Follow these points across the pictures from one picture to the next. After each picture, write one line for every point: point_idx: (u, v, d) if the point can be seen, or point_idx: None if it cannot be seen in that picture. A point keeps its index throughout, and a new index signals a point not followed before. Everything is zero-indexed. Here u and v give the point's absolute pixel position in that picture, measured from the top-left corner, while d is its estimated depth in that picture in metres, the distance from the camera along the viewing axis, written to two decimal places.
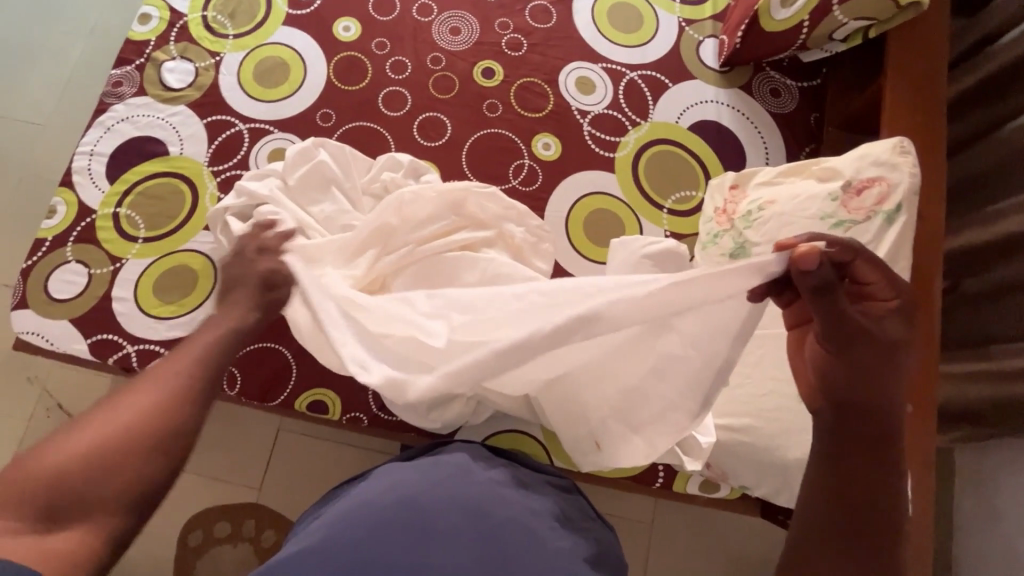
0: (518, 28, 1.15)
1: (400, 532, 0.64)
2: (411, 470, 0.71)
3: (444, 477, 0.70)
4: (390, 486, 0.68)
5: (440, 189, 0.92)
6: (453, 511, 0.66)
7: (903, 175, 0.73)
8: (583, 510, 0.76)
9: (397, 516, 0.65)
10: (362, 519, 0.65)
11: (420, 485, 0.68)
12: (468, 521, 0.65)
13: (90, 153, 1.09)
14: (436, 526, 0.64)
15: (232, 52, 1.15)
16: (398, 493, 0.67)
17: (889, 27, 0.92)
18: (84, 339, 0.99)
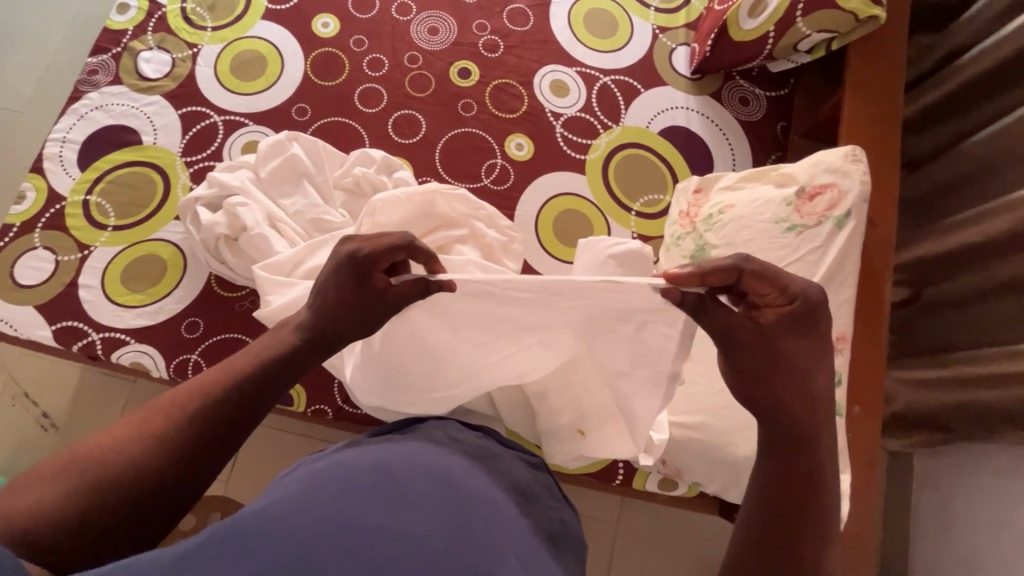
0: (495, 30, 1.17)
1: (368, 489, 0.52)
2: (377, 444, 0.61)
3: (412, 450, 0.60)
4: (350, 457, 0.58)
5: (410, 193, 0.90)
6: (423, 476, 0.56)
7: (853, 183, 0.76)
8: (549, 495, 0.66)
9: (360, 481, 0.53)
10: (317, 486, 0.53)
11: (391, 454, 0.58)
12: (437, 486, 0.55)
13: (62, 140, 1.09)
14: (403, 491, 0.53)
15: (210, 44, 1.16)
16: (364, 461, 0.56)
17: (849, 40, 0.95)
18: (48, 325, 0.98)
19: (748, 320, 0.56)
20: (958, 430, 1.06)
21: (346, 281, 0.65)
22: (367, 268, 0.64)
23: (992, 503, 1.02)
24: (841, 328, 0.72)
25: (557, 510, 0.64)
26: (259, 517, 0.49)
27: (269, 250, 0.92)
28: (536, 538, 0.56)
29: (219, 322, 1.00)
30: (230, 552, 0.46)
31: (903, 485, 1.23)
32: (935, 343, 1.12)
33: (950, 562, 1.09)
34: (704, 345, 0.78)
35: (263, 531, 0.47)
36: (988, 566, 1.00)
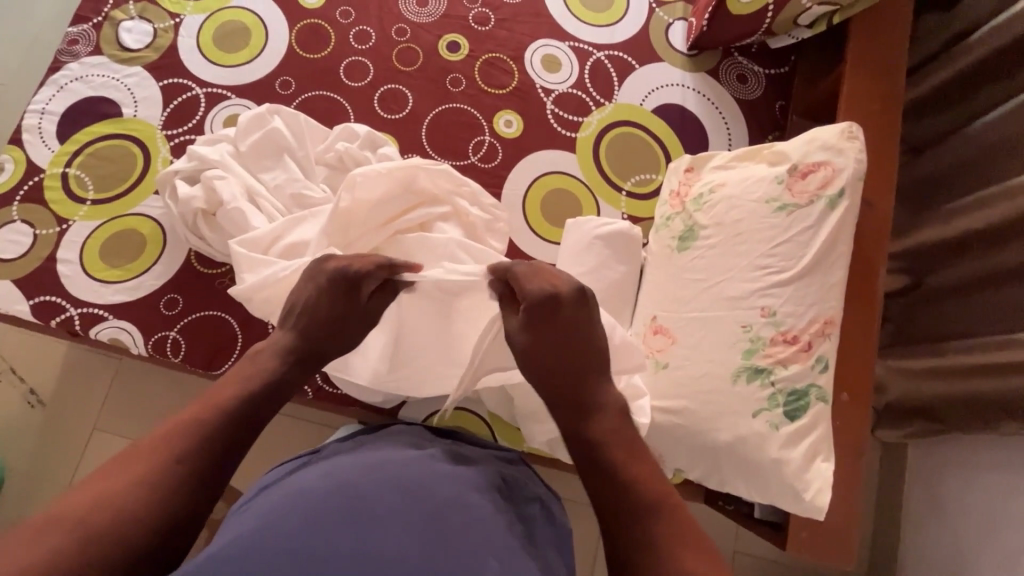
0: (486, 3, 1.13)
1: (330, 519, 0.49)
2: (338, 460, 0.58)
3: (374, 461, 0.56)
4: (309, 479, 0.55)
5: (389, 168, 0.87)
6: (386, 491, 0.52)
7: (848, 161, 0.72)
8: (530, 480, 0.64)
9: (322, 508, 0.50)
10: (277, 518, 0.50)
11: (350, 471, 0.55)
12: (402, 499, 0.52)
13: (42, 111, 1.07)
14: (369, 513, 0.50)
15: (192, 14, 1.12)
16: (325, 484, 0.53)
17: (851, 13, 0.90)
18: (26, 300, 0.97)
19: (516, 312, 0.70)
20: (952, 422, 1.03)
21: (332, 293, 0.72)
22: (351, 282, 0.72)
23: (984, 496, 1.00)
24: (829, 311, 0.69)
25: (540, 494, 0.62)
26: (220, 566, 0.46)
27: (247, 225, 0.90)
28: (516, 538, 0.53)
29: (198, 299, 0.98)
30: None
31: (895, 477, 1.21)
32: (933, 332, 1.09)
33: (940, 554, 1.07)
34: (688, 329, 0.76)
35: None
36: (978, 560, 0.98)
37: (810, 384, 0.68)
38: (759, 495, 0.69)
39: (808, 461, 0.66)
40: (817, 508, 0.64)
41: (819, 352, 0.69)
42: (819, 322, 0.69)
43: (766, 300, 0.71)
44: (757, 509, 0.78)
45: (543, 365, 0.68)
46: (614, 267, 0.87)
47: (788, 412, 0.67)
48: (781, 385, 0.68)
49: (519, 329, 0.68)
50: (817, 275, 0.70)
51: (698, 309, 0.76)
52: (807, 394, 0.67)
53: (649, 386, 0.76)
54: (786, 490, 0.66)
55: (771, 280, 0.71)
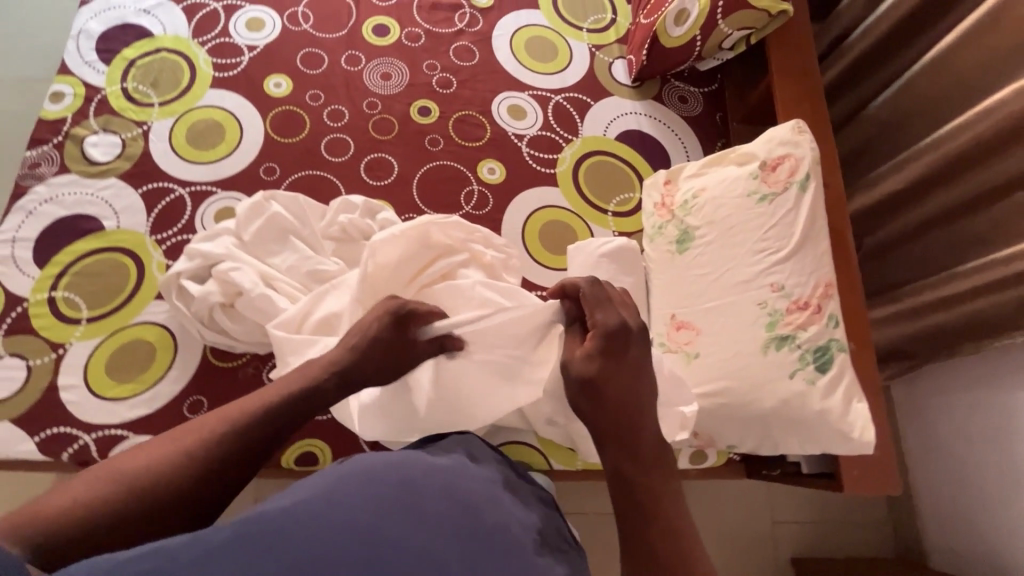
0: (445, 68, 1.23)
1: (384, 515, 0.52)
2: (410, 453, 0.61)
3: (438, 463, 0.60)
4: (379, 464, 0.57)
5: (405, 228, 0.91)
6: (440, 503, 0.55)
7: (805, 151, 0.86)
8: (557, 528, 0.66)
9: (384, 500, 0.53)
10: (344, 495, 0.53)
11: (415, 467, 0.58)
12: (452, 515, 0.55)
13: (12, 239, 1.02)
14: (422, 517, 0.53)
15: (160, 119, 1.13)
16: (391, 474, 0.56)
17: (766, 33, 1.09)
18: (33, 437, 0.91)
19: (578, 344, 0.68)
20: (923, 355, 1.18)
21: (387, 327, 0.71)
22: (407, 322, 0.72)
23: (965, 411, 1.15)
24: (826, 275, 0.81)
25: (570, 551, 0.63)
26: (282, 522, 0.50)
27: (274, 310, 0.91)
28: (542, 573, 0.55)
29: (224, 395, 0.96)
30: (250, 556, 0.47)
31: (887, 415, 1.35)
32: (887, 282, 1.26)
33: (945, 473, 1.20)
34: (710, 318, 0.85)
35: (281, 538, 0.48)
36: (978, 468, 1.12)
37: (829, 339, 0.78)
38: (812, 447, 0.77)
39: (847, 404, 0.75)
40: (866, 443, 0.73)
41: (828, 311, 0.80)
42: (822, 286, 0.80)
43: (773, 277, 0.82)
44: (805, 464, 0.87)
45: (603, 398, 0.65)
46: (624, 279, 0.94)
47: (819, 366, 0.77)
48: (804, 346, 0.78)
49: (581, 359, 0.66)
50: (808, 248, 0.82)
51: (713, 299, 0.85)
52: (829, 348, 0.77)
53: (689, 376, 0.83)
54: (834, 435, 0.75)
55: (771, 260, 0.82)
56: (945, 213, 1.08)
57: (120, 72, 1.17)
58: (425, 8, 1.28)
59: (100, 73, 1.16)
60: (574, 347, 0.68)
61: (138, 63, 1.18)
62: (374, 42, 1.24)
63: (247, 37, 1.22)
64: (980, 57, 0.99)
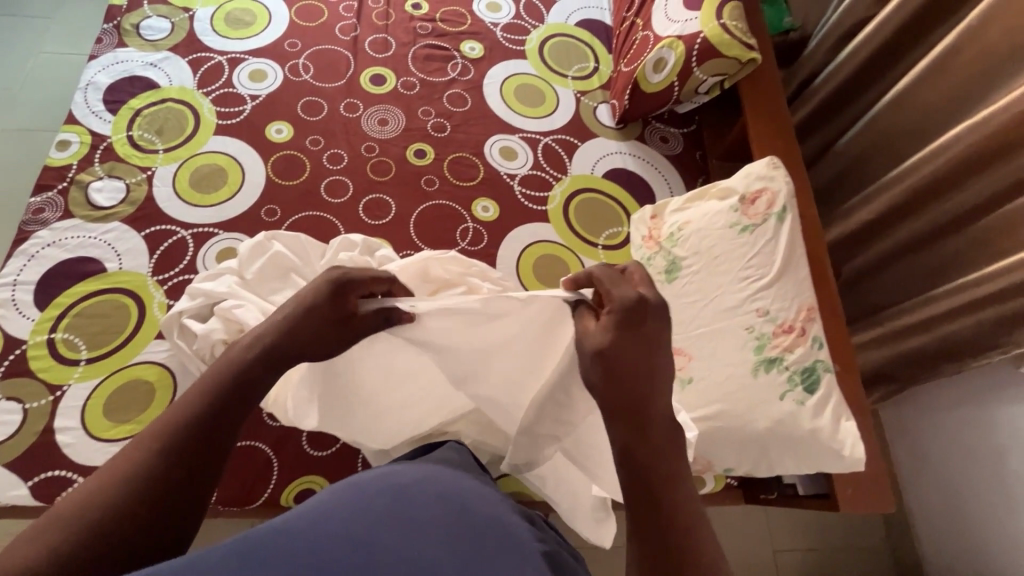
0: (439, 113, 1.30)
1: (381, 514, 0.52)
2: (403, 469, 0.62)
3: (427, 474, 0.61)
4: (372, 479, 0.58)
5: (405, 265, 0.98)
6: (436, 503, 0.55)
7: (781, 185, 0.92)
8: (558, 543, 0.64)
9: (377, 503, 0.54)
10: (338, 505, 0.54)
11: (405, 479, 0.59)
12: (451, 512, 0.55)
13: (14, 283, 1.04)
14: (416, 517, 0.53)
15: (164, 164, 1.18)
16: (381, 485, 0.57)
17: (737, 79, 1.17)
18: (26, 481, 0.90)
19: (593, 321, 0.62)
20: (909, 376, 1.20)
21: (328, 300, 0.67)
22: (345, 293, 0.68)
23: (953, 431, 1.18)
24: (807, 300, 0.85)
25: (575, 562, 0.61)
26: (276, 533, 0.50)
27: None
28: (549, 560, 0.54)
29: None
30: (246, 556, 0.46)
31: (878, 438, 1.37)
32: (865, 308, 1.30)
33: (939, 495, 1.21)
34: (700, 342, 0.88)
35: (276, 546, 0.48)
36: (971, 487, 1.13)
37: (816, 360, 0.82)
38: (806, 466, 0.79)
39: (837, 423, 0.78)
40: (858, 461, 0.76)
41: (812, 334, 0.84)
42: (804, 310, 0.85)
43: (759, 303, 0.86)
44: (800, 486, 0.88)
45: (618, 382, 0.58)
46: None
47: (807, 387, 0.80)
48: (791, 367, 0.81)
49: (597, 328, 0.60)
50: (789, 274, 0.87)
51: (703, 325, 0.89)
52: (816, 368, 0.81)
53: (684, 399, 0.86)
54: (828, 453, 0.77)
55: (756, 287, 0.87)
56: (916, 239, 1.15)
57: (126, 120, 1.21)
58: (420, 59, 1.36)
59: (106, 122, 1.21)
60: (589, 324, 0.62)
61: (144, 112, 1.23)
62: (372, 90, 1.31)
63: (251, 87, 1.28)
64: (931, 97, 1.08)
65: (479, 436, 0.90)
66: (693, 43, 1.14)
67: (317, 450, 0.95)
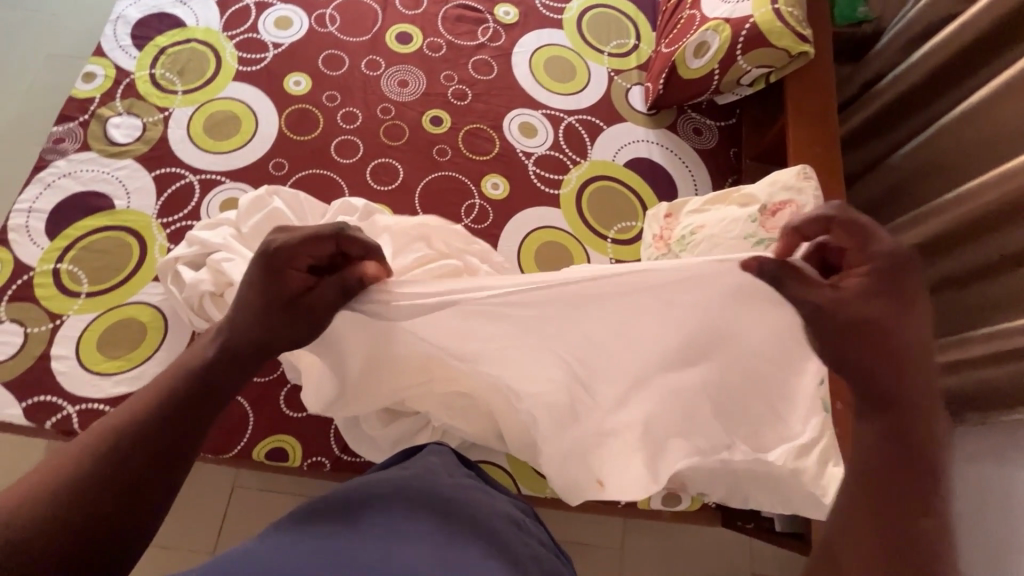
0: (462, 80, 1.23)
1: (360, 524, 0.55)
2: (386, 480, 0.64)
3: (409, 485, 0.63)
4: (358, 494, 0.60)
5: (404, 225, 0.96)
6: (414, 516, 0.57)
7: (807, 198, 0.84)
8: (541, 543, 0.66)
9: (363, 518, 0.56)
10: (326, 519, 0.56)
11: (387, 490, 0.61)
12: (429, 525, 0.56)
13: (29, 210, 1.06)
14: (401, 529, 0.55)
15: (181, 106, 1.17)
16: (363, 499, 0.59)
17: (785, 72, 1.07)
18: (20, 402, 0.94)
19: (829, 286, 0.55)
20: None
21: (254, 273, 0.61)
22: (280, 266, 0.60)
23: None
24: None
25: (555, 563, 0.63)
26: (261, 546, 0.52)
27: None
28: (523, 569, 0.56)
29: None
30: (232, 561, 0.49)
31: None
32: None
33: None
34: None
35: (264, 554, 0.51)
36: None
37: None
38: (781, 506, 0.78)
39: (822, 467, 0.72)
40: None
41: None
42: None
43: None
44: (778, 522, 0.87)
45: (874, 350, 0.55)
46: None
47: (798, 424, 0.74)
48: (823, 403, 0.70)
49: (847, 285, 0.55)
50: None
51: None
52: None
53: None
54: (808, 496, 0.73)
55: None
56: None
57: (150, 58, 1.21)
58: (450, 20, 1.30)
59: (132, 57, 1.21)
60: (826, 291, 0.55)
61: (168, 51, 1.22)
62: (396, 49, 1.26)
63: (275, 35, 1.25)
64: (1003, 117, 0.94)
65: (448, 421, 0.87)
66: (740, 28, 1.04)
67: (293, 410, 0.96)
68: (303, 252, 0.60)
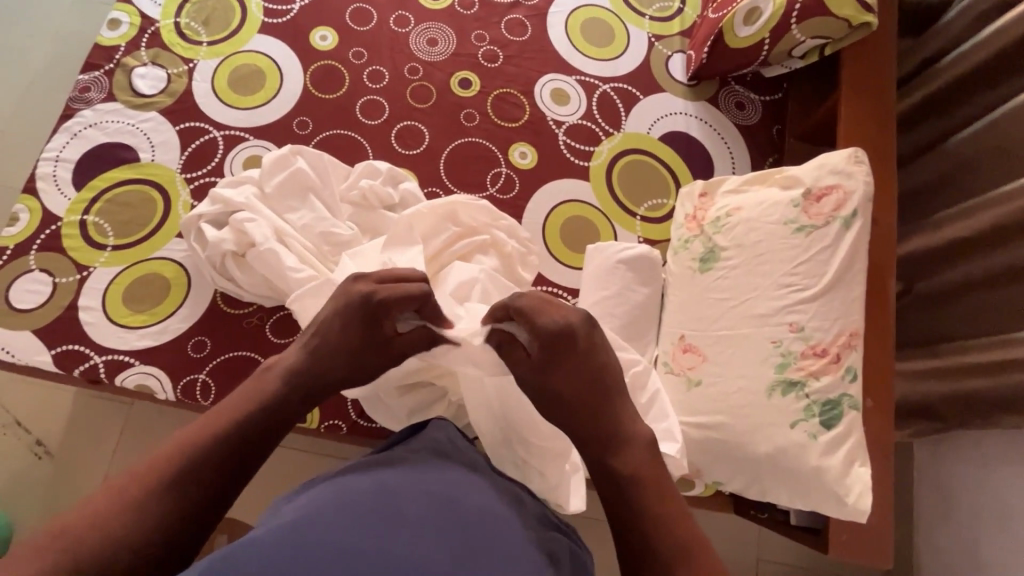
0: (494, 41, 1.18)
1: (365, 516, 0.47)
2: (392, 462, 0.55)
3: (419, 468, 0.54)
4: (355, 476, 0.53)
5: (433, 205, 0.92)
6: (425, 506, 0.49)
7: (857, 184, 0.79)
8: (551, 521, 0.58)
9: (361, 503, 0.48)
10: (319, 507, 0.48)
11: (395, 476, 0.52)
12: (442, 517, 0.49)
13: (56, 159, 1.06)
14: (404, 516, 0.48)
15: (206, 59, 1.14)
16: (368, 486, 0.51)
17: (843, 45, 0.99)
18: (48, 349, 0.95)
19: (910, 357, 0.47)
20: (956, 420, 1.05)
21: (353, 322, 0.70)
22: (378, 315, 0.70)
23: (989, 484, 1.05)
24: (850, 324, 0.75)
25: (558, 538, 0.56)
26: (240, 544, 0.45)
27: (280, 265, 0.91)
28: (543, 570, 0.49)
29: (227, 339, 0.98)
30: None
31: (904, 473, 1.25)
32: (927, 335, 1.14)
33: (954, 546, 1.11)
34: (718, 347, 0.80)
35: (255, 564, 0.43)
36: (992, 551, 1.02)
37: (842, 394, 0.73)
38: (801, 502, 0.74)
39: (846, 466, 0.71)
40: (859, 511, 0.69)
41: (847, 363, 0.75)
42: (845, 335, 0.75)
43: (794, 316, 0.77)
44: (794, 515, 0.83)
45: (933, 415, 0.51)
46: (640, 290, 0.88)
47: (824, 421, 0.72)
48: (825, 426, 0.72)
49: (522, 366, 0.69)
50: (838, 291, 0.76)
51: (725, 327, 0.80)
52: (840, 403, 0.73)
53: (685, 401, 0.79)
54: (828, 496, 0.71)
55: (796, 297, 0.77)
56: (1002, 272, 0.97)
57: (175, 6, 1.18)
58: None
59: (157, 5, 1.18)
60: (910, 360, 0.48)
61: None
62: (426, 5, 1.20)
63: None
64: None
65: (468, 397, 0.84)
66: None
67: None
68: (399, 306, 0.69)
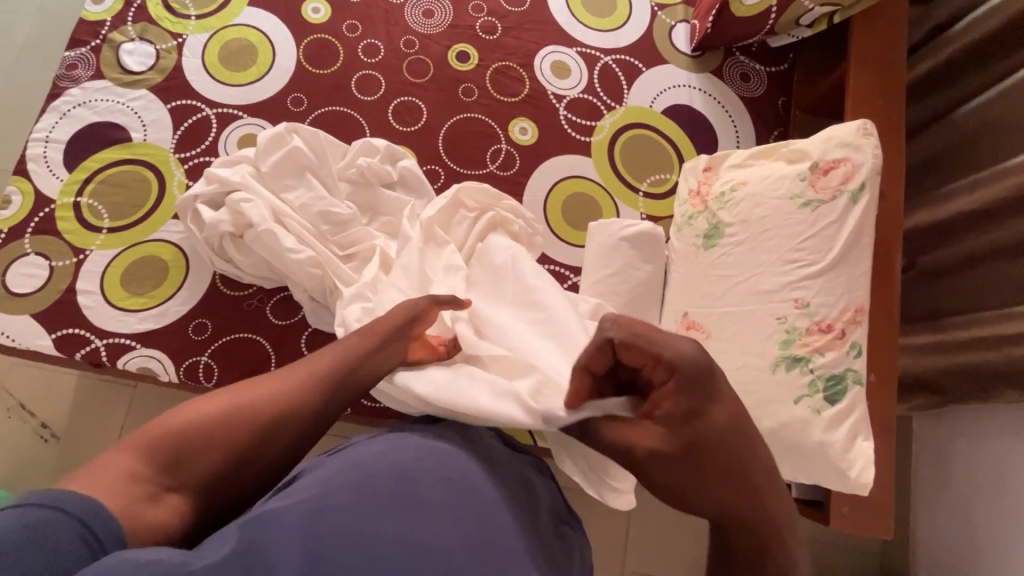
0: (492, 12, 1.14)
1: (373, 505, 0.46)
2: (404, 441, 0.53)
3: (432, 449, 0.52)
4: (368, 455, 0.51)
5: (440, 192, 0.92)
6: (434, 493, 0.48)
7: (865, 157, 0.78)
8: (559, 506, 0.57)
9: (370, 489, 0.47)
10: (332, 488, 0.48)
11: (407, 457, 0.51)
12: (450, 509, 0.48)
13: (46, 139, 1.04)
14: (412, 504, 0.47)
15: (195, 34, 1.11)
16: (378, 467, 0.49)
17: (852, 12, 0.96)
18: (49, 334, 0.94)
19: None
20: (955, 393, 1.06)
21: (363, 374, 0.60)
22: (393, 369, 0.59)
23: (989, 457, 1.06)
24: (855, 300, 0.75)
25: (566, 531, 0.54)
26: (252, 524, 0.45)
27: (279, 246, 0.90)
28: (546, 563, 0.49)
29: (228, 321, 0.98)
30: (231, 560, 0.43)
31: (905, 445, 1.26)
32: (929, 309, 1.13)
33: (950, 515, 1.13)
34: (722, 324, 0.80)
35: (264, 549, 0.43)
36: (989, 519, 1.04)
37: (846, 369, 0.74)
38: (803, 476, 0.74)
39: (849, 439, 0.72)
40: (862, 483, 0.71)
41: (852, 338, 0.75)
42: (850, 310, 0.75)
43: (799, 292, 0.76)
44: (795, 488, 0.84)
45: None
46: (644, 268, 0.87)
47: (829, 396, 0.73)
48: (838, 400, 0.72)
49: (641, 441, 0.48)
50: (843, 266, 0.76)
51: (730, 303, 0.80)
52: (845, 377, 0.73)
53: None
54: (831, 469, 0.72)
55: (801, 273, 0.76)
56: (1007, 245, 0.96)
57: None
58: None
59: None
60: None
61: None
62: None
63: None
64: None
65: None
66: None
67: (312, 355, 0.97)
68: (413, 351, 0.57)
